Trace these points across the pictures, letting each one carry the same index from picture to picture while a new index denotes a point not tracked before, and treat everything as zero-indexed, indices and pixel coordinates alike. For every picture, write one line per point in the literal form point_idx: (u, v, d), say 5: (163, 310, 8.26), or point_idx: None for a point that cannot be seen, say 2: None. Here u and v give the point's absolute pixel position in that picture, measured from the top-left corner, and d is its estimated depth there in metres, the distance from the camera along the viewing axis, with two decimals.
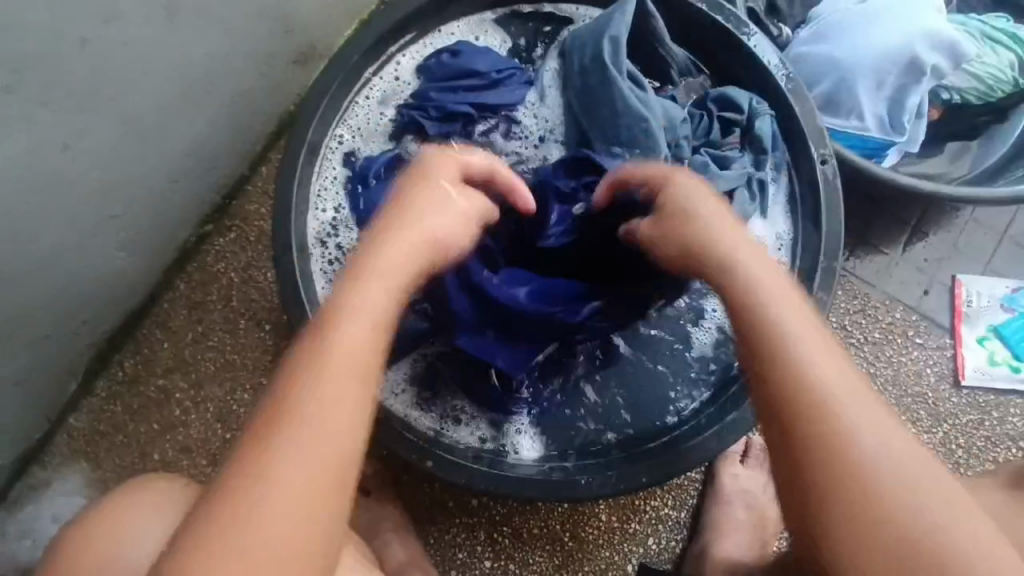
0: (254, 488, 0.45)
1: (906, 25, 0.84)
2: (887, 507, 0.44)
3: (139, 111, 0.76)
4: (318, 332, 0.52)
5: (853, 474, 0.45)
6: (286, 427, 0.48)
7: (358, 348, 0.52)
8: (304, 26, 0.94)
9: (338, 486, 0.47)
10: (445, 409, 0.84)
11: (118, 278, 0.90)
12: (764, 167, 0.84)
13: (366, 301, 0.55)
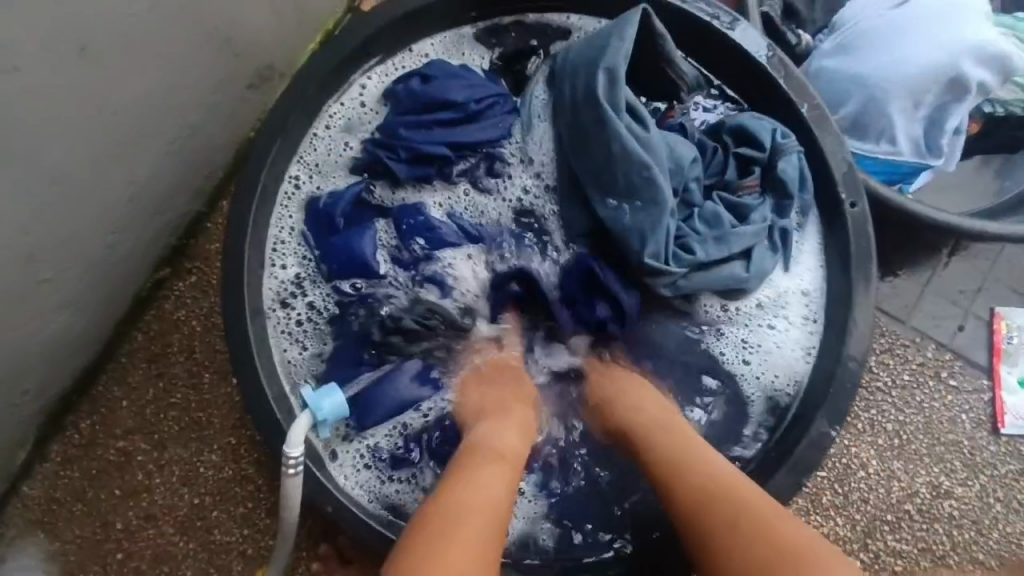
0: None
1: (946, 32, 0.73)
2: None
3: (60, 163, 0.66)
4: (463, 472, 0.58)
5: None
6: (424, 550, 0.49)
7: (495, 497, 0.56)
8: (257, 48, 0.83)
9: None
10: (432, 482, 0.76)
11: (62, 339, 0.81)
12: (787, 213, 0.75)
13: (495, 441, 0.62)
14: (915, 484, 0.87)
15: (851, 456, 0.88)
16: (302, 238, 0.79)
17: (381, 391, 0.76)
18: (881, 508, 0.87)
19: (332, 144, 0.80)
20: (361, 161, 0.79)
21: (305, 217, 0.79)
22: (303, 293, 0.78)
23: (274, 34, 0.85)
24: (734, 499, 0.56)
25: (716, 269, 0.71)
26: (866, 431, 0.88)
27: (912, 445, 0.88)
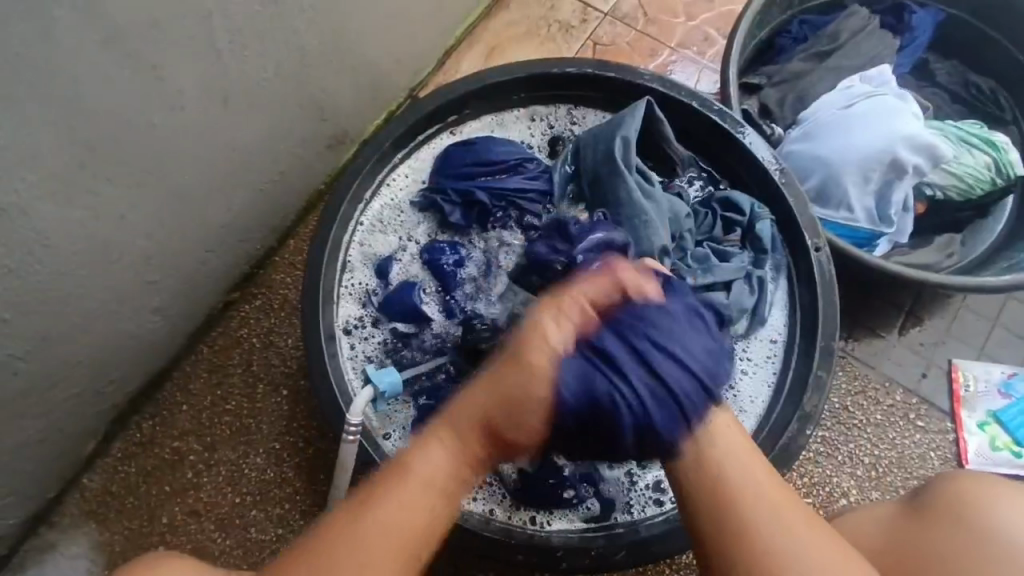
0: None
1: (887, 130, 0.92)
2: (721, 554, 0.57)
3: (186, 186, 0.83)
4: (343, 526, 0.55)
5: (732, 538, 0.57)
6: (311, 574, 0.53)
7: (419, 485, 0.57)
8: (338, 115, 1.03)
9: None
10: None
11: (147, 341, 0.94)
12: (763, 265, 0.88)
13: (432, 465, 0.58)
14: None
15: (833, 485, 0.98)
16: (366, 274, 0.91)
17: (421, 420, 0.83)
18: None
19: (394, 195, 0.95)
20: (418, 210, 0.95)
21: (369, 255, 0.92)
22: (361, 326, 0.89)
23: (353, 105, 1.05)
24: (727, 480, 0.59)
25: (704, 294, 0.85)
26: (846, 463, 0.99)
27: (888, 477, 0.98)
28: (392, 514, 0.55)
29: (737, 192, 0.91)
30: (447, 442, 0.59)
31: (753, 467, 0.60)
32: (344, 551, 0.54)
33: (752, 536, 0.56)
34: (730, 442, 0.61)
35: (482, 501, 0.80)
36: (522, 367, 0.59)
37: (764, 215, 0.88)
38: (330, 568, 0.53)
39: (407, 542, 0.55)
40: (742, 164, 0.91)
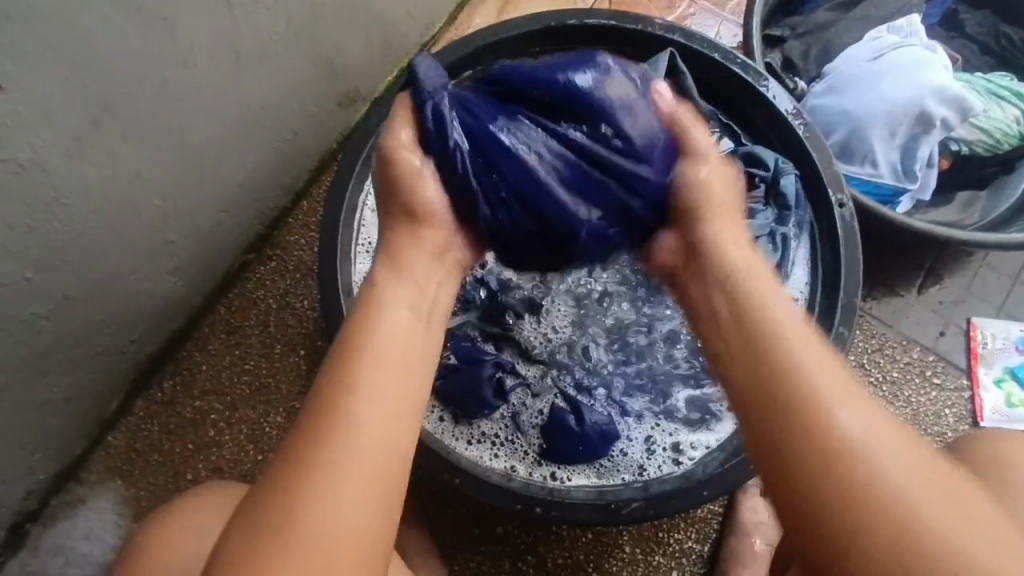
0: (292, 531, 0.46)
1: (914, 82, 0.90)
2: (797, 419, 0.46)
3: (200, 144, 0.82)
4: (309, 457, 0.48)
5: (796, 399, 0.46)
6: (285, 532, 0.46)
7: (384, 414, 0.50)
8: (349, 72, 1.00)
9: (370, 552, 0.47)
10: (474, 428, 0.82)
11: (165, 302, 0.94)
12: (786, 222, 0.86)
13: (386, 388, 0.51)
14: None
15: None
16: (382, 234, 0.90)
17: (446, 379, 0.82)
18: None
19: None
20: None
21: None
22: None
23: (365, 62, 1.02)
24: (775, 331, 0.50)
25: None
26: None
27: None
28: (375, 413, 0.50)
29: (760, 147, 0.89)
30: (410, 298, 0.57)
31: (824, 362, 0.48)
32: (321, 464, 0.47)
33: (827, 432, 0.44)
34: (792, 338, 0.50)
35: (503, 458, 0.81)
36: (398, 274, 0.58)
37: (789, 172, 0.86)
38: (309, 485, 0.47)
39: (383, 459, 0.49)
40: (763, 119, 0.89)
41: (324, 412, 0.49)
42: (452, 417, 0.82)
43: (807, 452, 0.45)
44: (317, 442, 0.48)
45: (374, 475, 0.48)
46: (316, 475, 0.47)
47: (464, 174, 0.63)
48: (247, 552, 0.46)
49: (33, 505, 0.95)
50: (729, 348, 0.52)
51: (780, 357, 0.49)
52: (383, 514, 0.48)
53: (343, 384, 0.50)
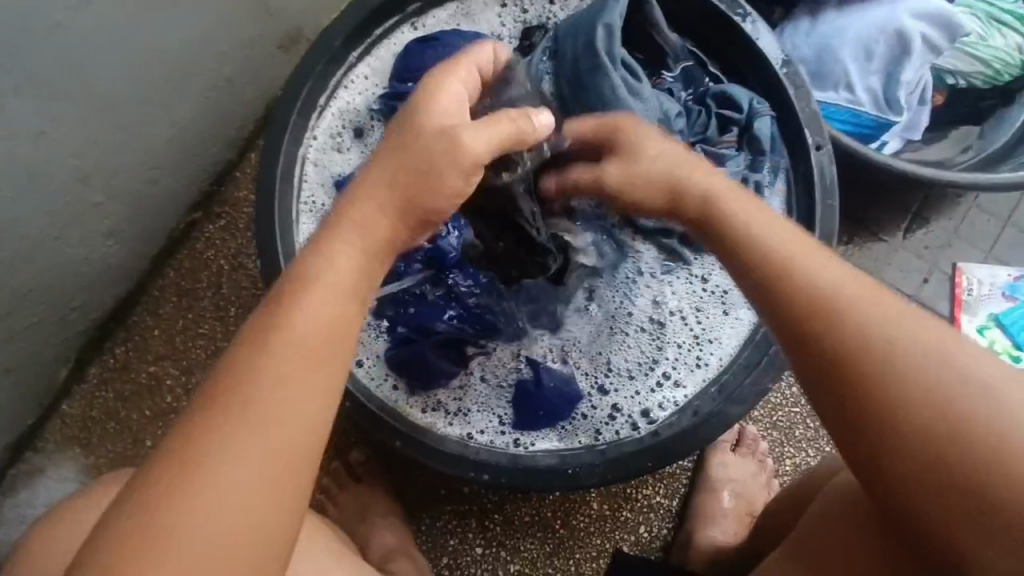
0: (164, 519, 0.42)
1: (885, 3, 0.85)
2: (861, 374, 0.50)
3: (114, 95, 0.75)
4: (201, 429, 0.44)
5: (882, 360, 0.50)
6: (154, 516, 0.42)
7: (299, 377, 0.46)
8: (287, 10, 0.91)
9: (259, 534, 0.43)
10: (432, 396, 0.79)
11: (105, 266, 0.89)
12: (760, 169, 0.80)
13: (297, 354, 0.46)
14: None
15: None
16: (325, 193, 0.83)
17: (401, 350, 0.78)
18: None
19: (353, 99, 0.85)
20: (380, 120, 0.85)
21: (329, 173, 0.84)
22: None
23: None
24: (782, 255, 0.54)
25: None
26: None
27: None
28: (273, 419, 0.45)
29: (735, 86, 0.81)
30: (375, 225, 0.51)
31: (940, 339, 0.50)
32: (206, 442, 0.44)
33: (915, 390, 0.49)
34: (780, 237, 0.55)
35: (460, 425, 0.78)
36: (342, 242, 0.50)
37: (764, 113, 0.79)
38: (189, 468, 0.43)
39: (286, 422, 0.45)
40: (739, 55, 0.81)
41: (229, 379, 0.46)
42: (407, 389, 0.79)
43: (884, 436, 0.50)
44: (213, 417, 0.44)
45: (273, 453, 0.44)
46: (200, 451, 0.43)
47: None
48: (111, 547, 0.41)
49: None
50: (819, 327, 0.51)
51: (775, 295, 0.54)
52: (275, 494, 0.44)
53: (253, 347, 0.46)
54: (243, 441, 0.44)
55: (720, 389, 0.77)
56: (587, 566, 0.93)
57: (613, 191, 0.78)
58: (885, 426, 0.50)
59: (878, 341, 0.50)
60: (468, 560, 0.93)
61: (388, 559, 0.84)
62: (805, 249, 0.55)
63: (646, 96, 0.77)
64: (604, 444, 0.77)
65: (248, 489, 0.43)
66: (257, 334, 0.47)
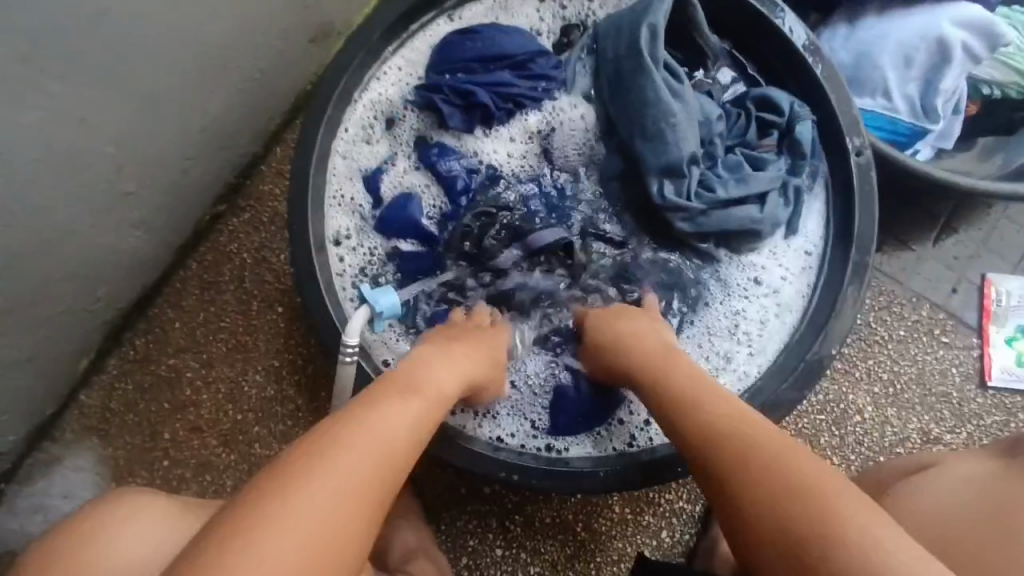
0: (259, 522, 0.43)
1: (924, 11, 0.85)
2: (711, 460, 0.53)
3: (152, 83, 0.75)
4: (303, 453, 0.49)
5: (726, 435, 0.53)
6: (249, 522, 0.43)
7: (398, 429, 0.53)
8: (322, 3, 0.91)
9: (336, 556, 0.45)
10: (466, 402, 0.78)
11: (131, 257, 0.89)
12: (798, 173, 0.79)
13: (396, 413, 0.54)
14: (907, 430, 0.94)
15: (849, 402, 0.94)
16: (356, 186, 0.83)
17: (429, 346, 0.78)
18: (875, 450, 0.93)
19: (387, 93, 0.84)
20: (413, 112, 0.84)
21: (357, 166, 0.83)
22: (355, 241, 0.82)
23: None
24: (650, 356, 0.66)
25: (734, 209, 0.77)
26: (864, 379, 0.95)
27: (905, 394, 0.95)
28: (360, 461, 0.49)
29: (774, 88, 0.80)
30: (448, 387, 0.61)
31: (827, 468, 0.49)
32: (314, 458, 0.48)
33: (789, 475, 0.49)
34: (668, 359, 0.65)
35: (490, 426, 0.78)
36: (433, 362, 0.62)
37: (803, 117, 0.78)
38: (293, 478, 0.46)
39: (382, 460, 0.50)
40: (778, 58, 0.81)
41: (338, 421, 0.53)
42: None
43: (760, 520, 0.48)
44: (323, 441, 0.50)
45: (365, 482, 0.48)
46: (308, 465, 0.48)
47: (486, 103, 0.81)
48: (210, 543, 0.42)
49: (7, 465, 0.92)
50: (682, 423, 0.58)
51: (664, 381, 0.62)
52: (355, 521, 0.47)
53: (362, 402, 0.55)
54: (339, 463, 0.48)
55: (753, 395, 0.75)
56: (607, 570, 0.92)
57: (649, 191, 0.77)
58: (765, 540, 0.47)
59: (756, 454, 0.51)
60: (488, 561, 0.92)
61: (410, 559, 0.83)
62: (680, 362, 0.64)
63: (685, 96, 0.76)
64: (634, 450, 0.76)
65: (342, 508, 0.46)
66: (364, 397, 0.56)
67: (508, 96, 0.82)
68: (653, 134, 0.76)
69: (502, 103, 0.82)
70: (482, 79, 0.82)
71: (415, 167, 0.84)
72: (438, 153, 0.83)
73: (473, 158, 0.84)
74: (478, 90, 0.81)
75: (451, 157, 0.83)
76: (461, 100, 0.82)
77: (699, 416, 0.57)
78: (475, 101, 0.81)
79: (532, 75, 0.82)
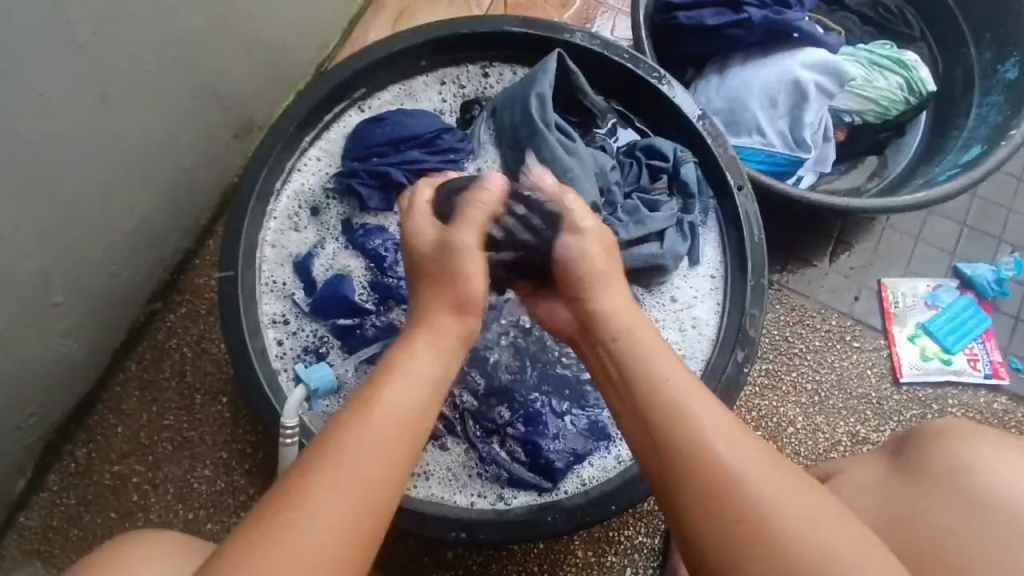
0: None
1: (781, 58, 0.97)
2: (665, 446, 0.51)
3: (73, 197, 0.78)
4: (263, 520, 0.46)
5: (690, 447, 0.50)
6: None
7: (367, 471, 0.50)
8: (240, 103, 0.96)
9: None
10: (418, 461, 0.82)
11: (65, 367, 0.89)
12: (692, 210, 0.87)
13: (362, 459, 0.50)
14: (836, 434, 1.00)
15: (781, 414, 1.00)
16: (285, 272, 0.86)
17: None
18: (812, 458, 0.99)
19: (308, 181, 0.89)
20: (336, 197, 0.89)
21: (287, 253, 0.87)
22: (289, 324, 0.84)
23: (256, 90, 0.99)
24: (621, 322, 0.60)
25: (638, 247, 0.84)
26: (790, 391, 1.01)
27: (830, 400, 1.02)
28: (323, 524, 0.46)
29: (659, 139, 0.89)
30: (420, 388, 0.56)
31: (755, 451, 0.50)
32: (276, 528, 0.46)
33: (737, 500, 0.48)
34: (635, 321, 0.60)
35: (434, 488, 0.81)
36: (411, 364, 0.57)
37: (688, 162, 0.87)
38: (257, 552, 0.45)
39: (348, 518, 0.47)
40: (660, 112, 0.90)
41: (301, 474, 0.49)
42: None
43: (719, 537, 0.48)
44: (285, 505, 0.47)
45: (329, 547, 0.46)
46: (266, 536, 0.45)
47: (402, 181, 0.87)
48: None
49: None
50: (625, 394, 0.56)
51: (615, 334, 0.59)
52: None
53: (331, 446, 0.50)
54: (300, 530, 0.46)
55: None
56: None
57: None
58: (713, 528, 0.48)
59: (715, 442, 0.50)
60: None
61: None
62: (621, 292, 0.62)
63: (581, 154, 0.84)
64: (574, 489, 0.81)
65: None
66: (327, 436, 0.51)
67: (422, 171, 0.88)
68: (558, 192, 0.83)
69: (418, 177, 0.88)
70: (396, 159, 0.88)
71: (344, 247, 0.88)
72: (364, 232, 0.88)
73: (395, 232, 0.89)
74: (393, 170, 0.87)
75: (377, 235, 0.87)
76: (378, 178, 0.87)
77: (636, 392, 0.55)
78: (390, 178, 0.87)
79: (444, 150, 0.89)
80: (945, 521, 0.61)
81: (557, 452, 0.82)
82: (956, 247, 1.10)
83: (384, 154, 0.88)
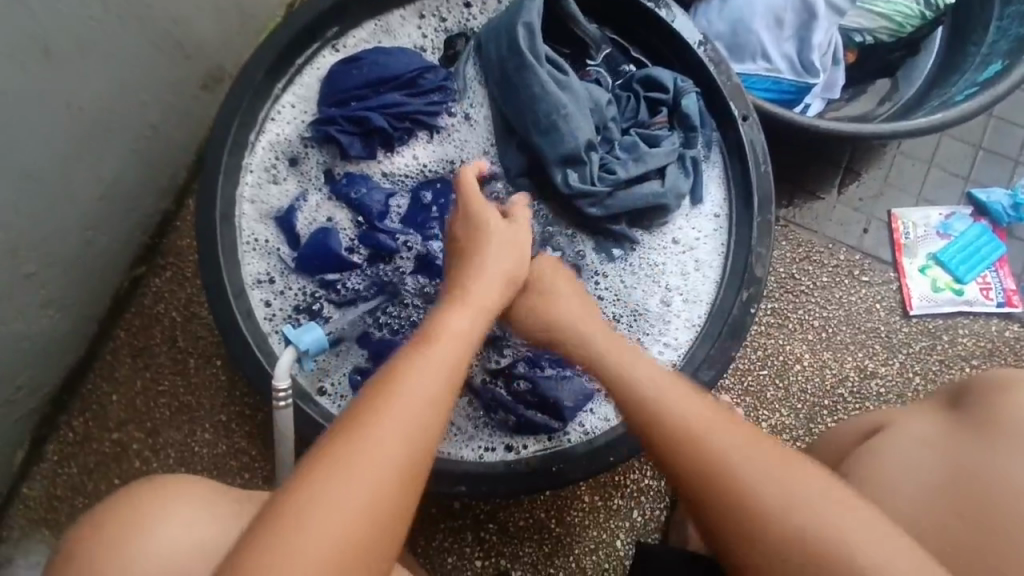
0: (304, 498, 0.44)
1: None
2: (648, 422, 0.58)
3: (33, 160, 0.73)
4: (342, 431, 0.48)
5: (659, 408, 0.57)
6: (289, 505, 0.44)
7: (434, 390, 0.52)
8: (205, 50, 0.90)
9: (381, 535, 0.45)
10: None
11: (49, 339, 0.86)
12: (694, 144, 0.82)
13: (426, 379, 0.52)
14: (844, 369, 0.98)
15: (787, 353, 0.98)
16: (266, 228, 0.82)
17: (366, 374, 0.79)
18: (818, 395, 0.97)
19: (284, 130, 0.84)
20: (314, 146, 0.84)
21: (267, 207, 0.82)
22: (274, 282, 0.81)
23: (222, 35, 0.92)
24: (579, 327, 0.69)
25: (639, 186, 0.80)
26: (797, 329, 0.99)
27: (838, 335, 0.99)
28: (403, 433, 0.48)
29: (657, 68, 0.83)
30: (469, 331, 0.59)
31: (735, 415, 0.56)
32: (359, 434, 0.47)
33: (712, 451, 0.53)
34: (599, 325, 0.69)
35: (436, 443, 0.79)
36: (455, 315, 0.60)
37: (689, 93, 0.81)
38: (343, 460, 0.46)
39: (424, 429, 0.49)
40: (658, 39, 0.83)
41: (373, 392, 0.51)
42: None
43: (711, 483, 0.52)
44: (366, 416, 0.48)
45: (409, 456, 0.47)
46: (349, 445, 0.46)
47: (383, 126, 0.82)
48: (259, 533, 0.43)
49: None
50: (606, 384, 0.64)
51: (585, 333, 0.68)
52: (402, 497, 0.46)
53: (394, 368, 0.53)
54: (382, 437, 0.47)
55: (685, 364, 0.78)
56: (587, 560, 0.93)
57: (556, 183, 0.79)
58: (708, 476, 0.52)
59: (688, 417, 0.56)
60: None
61: None
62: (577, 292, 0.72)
63: (573, 88, 0.78)
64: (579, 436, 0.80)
65: (386, 485, 0.46)
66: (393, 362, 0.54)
67: (403, 116, 0.83)
68: (551, 132, 0.78)
69: (400, 122, 0.83)
70: (375, 101, 0.82)
71: (326, 199, 0.84)
72: (346, 182, 0.83)
73: (379, 181, 0.84)
74: (373, 113, 0.82)
75: (361, 183, 0.83)
76: (358, 124, 0.82)
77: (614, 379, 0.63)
78: (369, 123, 0.82)
79: (425, 93, 0.83)
80: (1010, 472, 0.56)
81: (564, 393, 0.80)
82: (971, 171, 1.05)
83: (362, 96, 0.82)
